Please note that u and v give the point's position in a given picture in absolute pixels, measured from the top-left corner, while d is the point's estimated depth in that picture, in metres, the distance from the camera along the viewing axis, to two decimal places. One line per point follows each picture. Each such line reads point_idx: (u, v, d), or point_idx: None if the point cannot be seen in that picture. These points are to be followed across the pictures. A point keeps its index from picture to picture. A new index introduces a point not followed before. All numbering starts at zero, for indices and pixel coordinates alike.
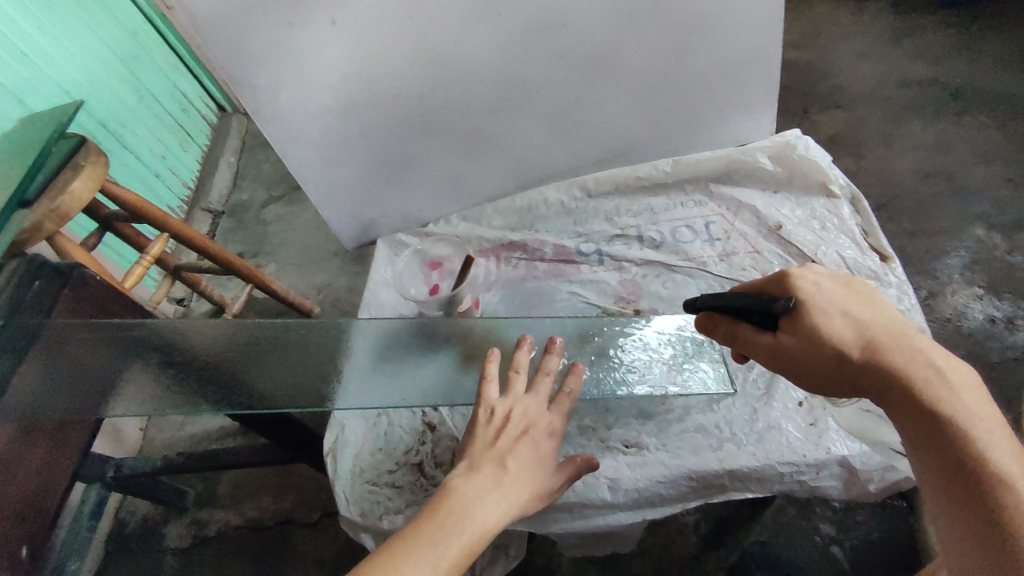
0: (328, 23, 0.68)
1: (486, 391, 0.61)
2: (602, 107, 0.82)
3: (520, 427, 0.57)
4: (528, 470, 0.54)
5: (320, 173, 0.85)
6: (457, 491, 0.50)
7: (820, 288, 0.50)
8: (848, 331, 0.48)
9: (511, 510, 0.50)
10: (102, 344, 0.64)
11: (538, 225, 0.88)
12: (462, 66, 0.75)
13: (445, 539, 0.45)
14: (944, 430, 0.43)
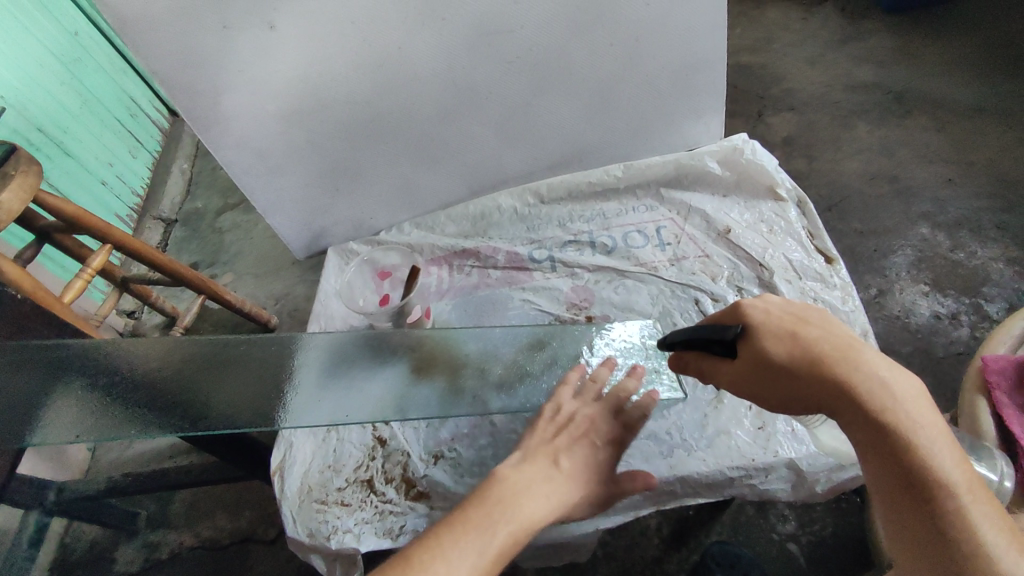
0: (266, 27, 0.66)
1: (560, 392, 0.62)
2: (553, 113, 0.81)
3: (582, 429, 0.58)
4: (582, 471, 0.55)
5: (265, 182, 0.82)
6: (507, 481, 0.49)
7: (768, 310, 0.49)
8: (793, 350, 0.46)
9: (557, 506, 0.50)
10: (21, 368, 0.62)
11: (491, 231, 0.87)
12: (409, 71, 0.74)
13: (491, 527, 0.43)
14: (894, 447, 0.41)
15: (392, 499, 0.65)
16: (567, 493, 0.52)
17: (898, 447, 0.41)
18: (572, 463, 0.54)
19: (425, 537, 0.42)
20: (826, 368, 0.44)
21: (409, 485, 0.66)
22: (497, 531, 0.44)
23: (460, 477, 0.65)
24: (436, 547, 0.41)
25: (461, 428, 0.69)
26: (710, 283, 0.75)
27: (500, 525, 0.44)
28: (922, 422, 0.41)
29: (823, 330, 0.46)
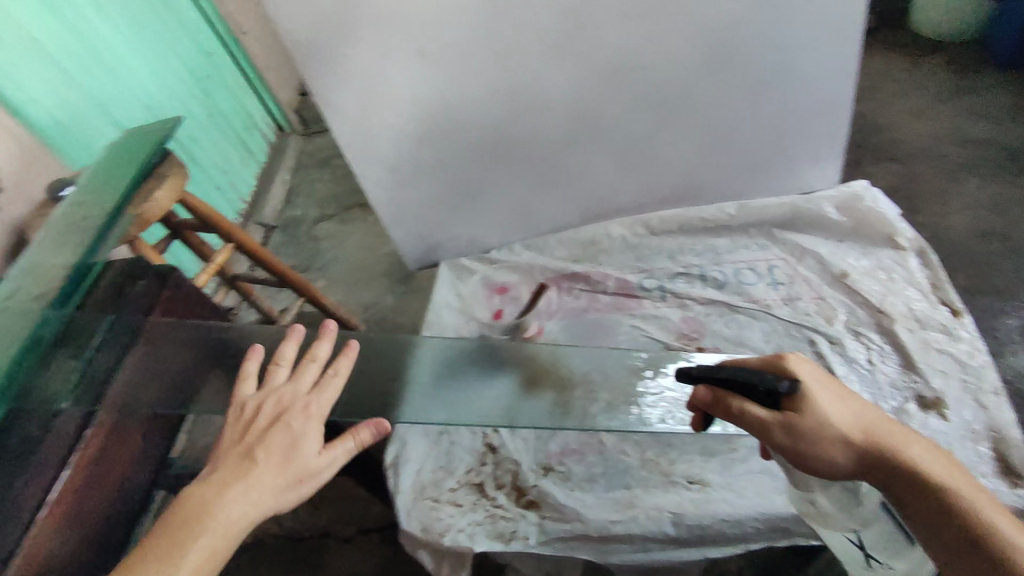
0: (416, 53, 0.72)
1: (240, 389, 0.62)
2: (671, 149, 0.85)
3: (274, 413, 0.58)
4: (281, 454, 0.55)
5: (393, 195, 0.88)
6: (201, 486, 0.52)
7: (814, 372, 0.53)
8: (846, 414, 0.51)
9: (259, 502, 0.52)
10: (189, 344, 0.67)
11: (600, 258, 0.90)
12: (542, 101, 0.78)
13: (179, 545, 0.48)
14: (952, 504, 0.46)
15: (502, 504, 0.68)
16: (260, 481, 0.53)
17: (959, 503, 0.46)
18: (265, 453, 0.55)
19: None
20: (877, 436, 0.50)
21: (519, 493, 0.69)
22: (187, 557, 0.47)
23: (570, 491, 0.67)
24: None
25: (570, 443, 0.71)
26: (825, 325, 0.75)
27: (188, 547, 0.48)
28: (966, 480, 0.48)
29: (861, 402, 0.53)
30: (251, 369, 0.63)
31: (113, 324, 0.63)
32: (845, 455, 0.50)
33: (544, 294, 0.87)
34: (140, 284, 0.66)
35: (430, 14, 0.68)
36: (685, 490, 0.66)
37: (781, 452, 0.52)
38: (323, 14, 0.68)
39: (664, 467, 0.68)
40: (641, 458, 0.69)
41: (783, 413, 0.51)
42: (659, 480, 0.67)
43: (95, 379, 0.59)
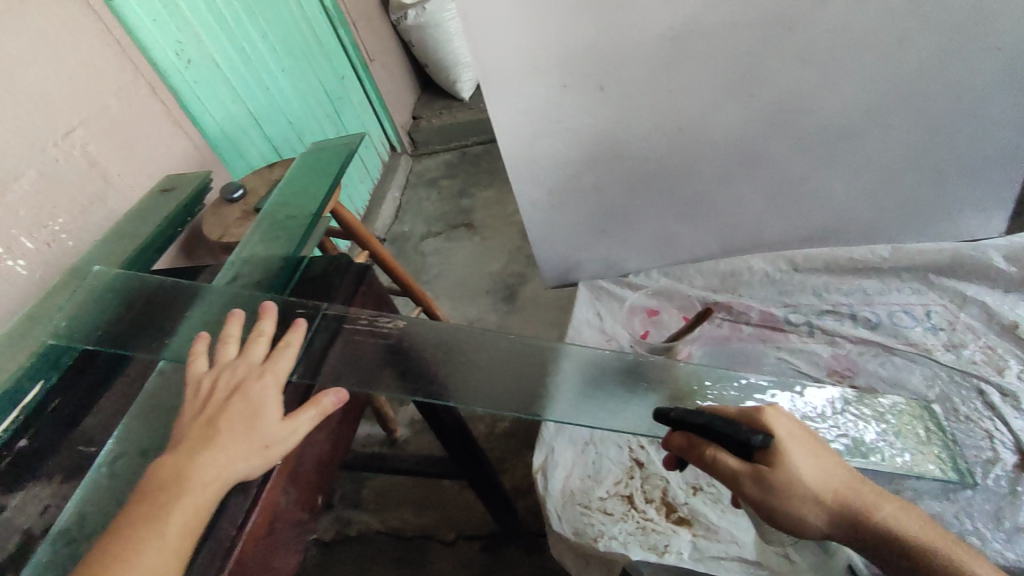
0: (596, 88, 0.78)
1: (193, 367, 0.58)
2: (825, 188, 0.86)
3: (230, 385, 0.55)
4: (244, 421, 0.51)
5: (545, 216, 0.95)
6: (165, 463, 0.49)
7: (789, 426, 0.52)
8: (817, 473, 0.51)
9: (234, 470, 0.49)
10: (371, 333, 0.70)
11: (741, 289, 0.93)
12: (705, 137, 0.82)
13: (160, 528, 0.45)
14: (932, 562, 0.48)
15: (653, 518, 0.70)
16: (236, 446, 0.50)
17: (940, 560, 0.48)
18: (230, 423, 0.51)
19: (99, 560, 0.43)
20: (849, 497, 0.51)
21: (669, 509, 0.71)
22: (166, 525, 0.45)
23: (722, 512, 0.69)
24: (115, 573, 0.43)
25: None
26: (996, 375, 0.74)
27: (172, 511, 0.46)
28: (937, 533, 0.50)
29: (831, 459, 0.53)
30: (233, 332, 0.61)
31: (327, 309, 0.70)
32: (819, 515, 0.50)
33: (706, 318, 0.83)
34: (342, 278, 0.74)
35: (617, 50, 0.74)
36: None
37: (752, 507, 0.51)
38: (516, 48, 0.74)
39: None
40: None
41: (761, 470, 0.49)
42: None
43: (314, 351, 0.66)
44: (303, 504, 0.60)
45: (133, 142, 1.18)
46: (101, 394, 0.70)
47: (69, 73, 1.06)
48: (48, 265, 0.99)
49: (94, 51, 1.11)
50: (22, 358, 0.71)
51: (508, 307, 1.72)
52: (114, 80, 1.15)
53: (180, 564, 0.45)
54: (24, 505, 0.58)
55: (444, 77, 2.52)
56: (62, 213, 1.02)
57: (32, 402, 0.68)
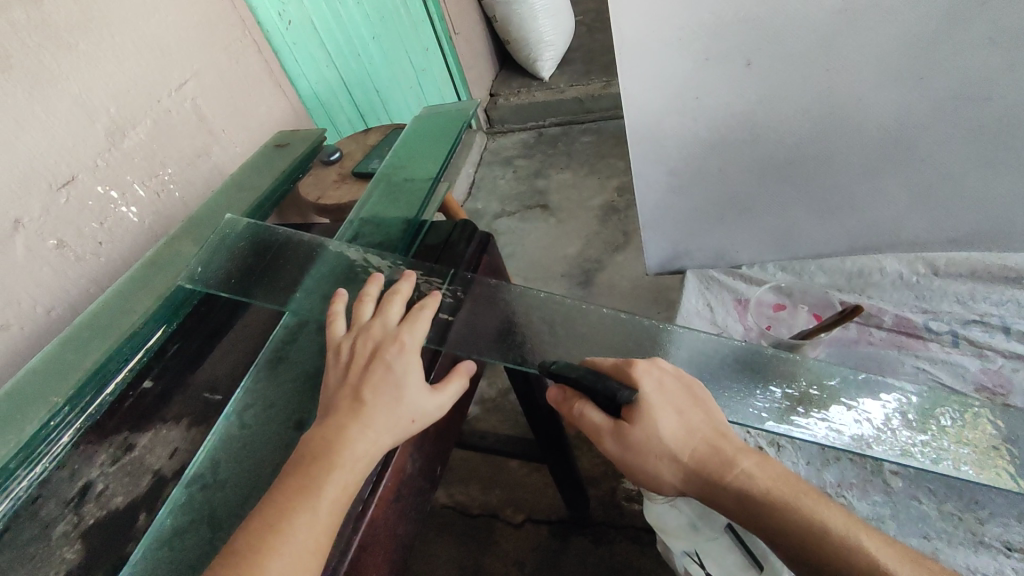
0: (743, 63, 0.72)
1: (332, 328, 0.58)
2: (981, 187, 0.80)
3: (370, 350, 0.54)
4: (389, 392, 0.51)
5: (661, 198, 0.91)
6: (317, 431, 0.49)
7: (658, 381, 0.53)
8: (679, 429, 0.51)
9: (378, 442, 0.48)
10: (488, 303, 0.68)
11: (870, 290, 0.88)
12: (854, 125, 0.76)
13: (313, 500, 0.44)
14: (778, 516, 0.47)
15: None
16: (383, 420, 0.49)
17: (789, 517, 0.47)
18: (373, 391, 0.51)
19: (261, 522, 0.43)
20: (707, 455, 0.51)
21: None
22: (319, 495, 0.45)
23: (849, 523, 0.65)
24: (275, 544, 0.42)
25: (848, 477, 0.71)
26: None
27: (325, 482, 0.45)
28: (792, 489, 0.49)
29: (700, 415, 0.53)
30: (372, 292, 0.61)
31: (454, 276, 0.69)
32: (674, 471, 0.51)
33: (848, 319, 0.77)
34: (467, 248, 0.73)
35: (775, 23, 0.68)
36: (1001, 555, 0.62)
37: (615, 462, 0.52)
38: (664, 17, 0.69)
39: (971, 524, 0.65)
40: (940, 509, 0.67)
41: (616, 422, 0.51)
42: (967, 537, 0.64)
43: (441, 321, 0.64)
44: (425, 473, 0.59)
45: (239, 100, 1.17)
46: (219, 342, 0.69)
47: (187, 24, 1.05)
48: (157, 214, 0.97)
49: (209, 4, 1.10)
50: (147, 302, 0.69)
51: (584, 292, 1.67)
52: (226, 35, 1.14)
53: (330, 538, 0.44)
54: (153, 446, 0.58)
55: (525, 56, 2.46)
56: (172, 162, 1.00)
57: (155, 345, 0.69)
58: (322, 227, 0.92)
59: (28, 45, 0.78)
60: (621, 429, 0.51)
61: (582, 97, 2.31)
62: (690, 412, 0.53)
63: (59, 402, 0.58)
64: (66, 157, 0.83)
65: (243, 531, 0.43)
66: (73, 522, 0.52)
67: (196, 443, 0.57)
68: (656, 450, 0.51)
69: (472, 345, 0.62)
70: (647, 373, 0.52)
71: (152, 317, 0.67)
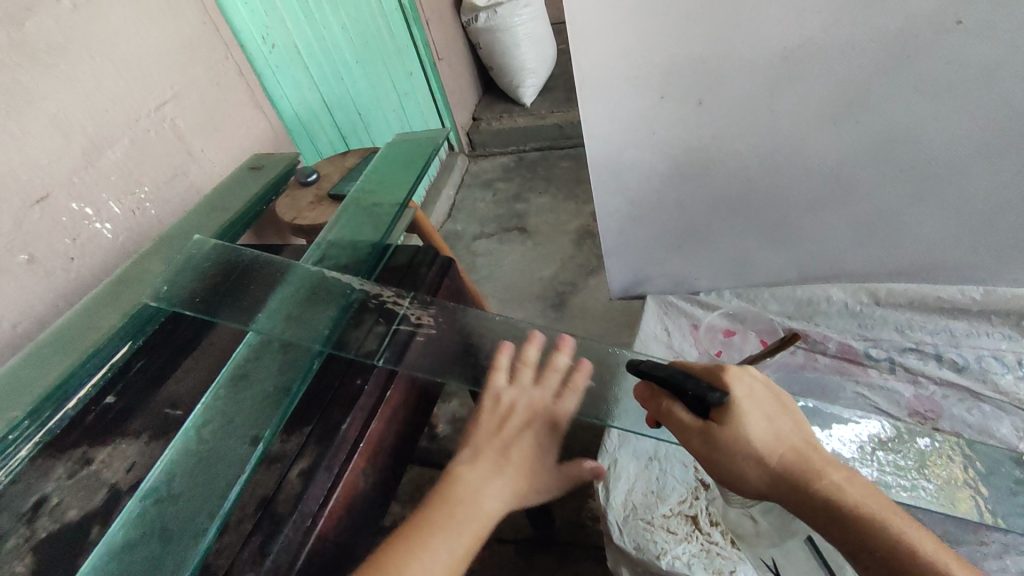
0: (695, 104, 0.77)
1: (492, 376, 0.65)
2: (921, 225, 0.85)
3: (524, 415, 0.62)
4: (534, 461, 0.60)
5: (624, 227, 0.95)
6: (461, 474, 0.57)
7: (750, 387, 0.53)
8: (770, 435, 0.50)
9: (511, 499, 0.57)
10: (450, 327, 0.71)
11: (817, 318, 0.95)
12: (802, 163, 0.81)
13: (452, 532, 0.52)
14: (866, 527, 0.46)
15: (718, 543, 0.71)
16: (522, 483, 0.58)
17: (879, 532, 0.46)
18: (517, 452, 0.59)
19: (404, 548, 0.51)
20: (798, 462, 0.50)
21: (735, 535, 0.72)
22: (459, 537, 0.52)
23: None
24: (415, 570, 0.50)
25: None
26: None
27: (463, 526, 0.53)
28: (881, 505, 0.47)
29: (790, 424, 0.52)
30: (532, 357, 0.68)
31: (414, 297, 0.73)
32: (762, 474, 0.50)
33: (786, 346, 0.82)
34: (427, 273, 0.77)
35: (724, 67, 0.72)
36: None
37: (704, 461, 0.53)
38: (619, 58, 0.74)
39: None
40: None
41: (706, 423, 0.50)
42: None
43: (399, 338, 0.67)
44: (377, 489, 0.61)
45: (219, 120, 1.19)
46: (182, 359, 0.71)
47: (168, 47, 1.08)
48: (131, 231, 0.99)
49: (193, 29, 1.14)
50: (113, 320, 0.72)
51: (556, 315, 1.71)
52: (207, 59, 1.17)
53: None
54: (111, 460, 0.60)
55: (507, 82, 2.52)
56: (149, 181, 1.02)
57: (121, 359, 0.70)
58: (294, 248, 0.95)
59: (5, 64, 0.80)
60: (711, 429, 0.51)
61: (562, 124, 2.38)
62: (780, 422, 0.52)
63: (18, 416, 0.61)
64: (39, 174, 0.85)
65: (397, 544, 0.51)
66: (25, 536, 0.53)
67: (154, 457, 0.59)
68: (747, 453, 0.50)
69: (427, 368, 0.65)
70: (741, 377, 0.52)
71: (115, 334, 0.70)
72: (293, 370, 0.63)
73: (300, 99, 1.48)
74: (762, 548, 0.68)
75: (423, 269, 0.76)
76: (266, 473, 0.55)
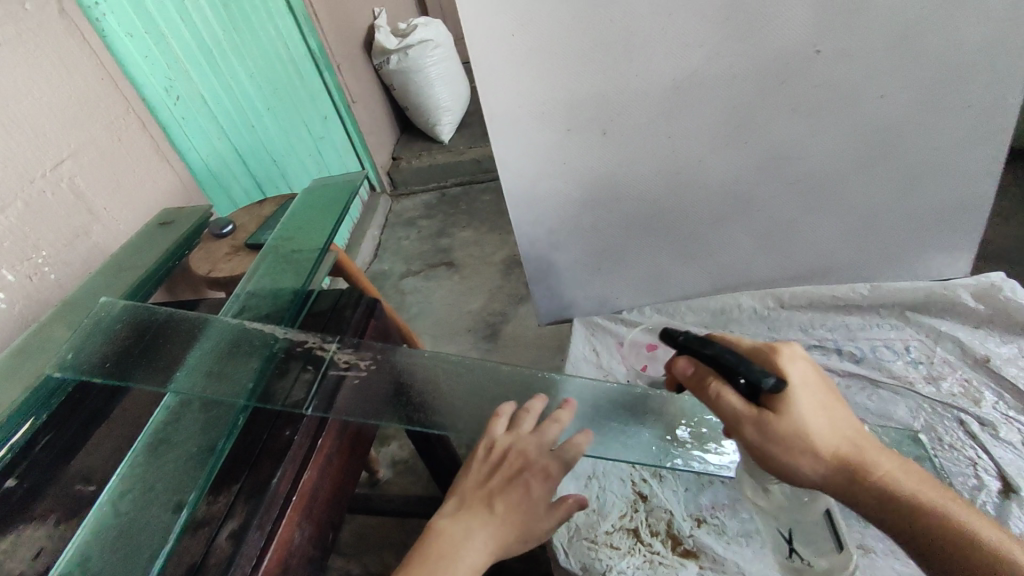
0: (599, 133, 0.82)
1: (494, 425, 0.62)
2: (811, 231, 0.94)
3: (519, 462, 0.58)
4: (520, 511, 0.56)
5: (546, 254, 0.99)
6: (445, 531, 0.54)
7: (803, 373, 0.54)
8: (826, 426, 0.52)
9: (493, 553, 0.53)
10: (383, 367, 0.70)
11: (731, 325, 1.01)
12: (702, 183, 0.87)
13: None
14: (921, 515, 0.50)
15: (659, 551, 0.72)
16: (507, 536, 0.54)
17: (934, 520, 0.49)
18: (507, 503, 0.56)
19: None
20: (852, 451, 0.52)
21: (675, 541, 0.73)
22: None
23: (726, 545, 0.71)
24: None
25: (720, 499, 0.76)
26: (974, 407, 0.83)
27: None
28: (934, 492, 0.51)
29: (840, 411, 0.54)
30: (534, 409, 0.64)
31: (341, 341, 0.72)
32: (817, 462, 0.52)
33: None
34: (355, 315, 0.77)
35: (622, 98, 0.78)
36: None
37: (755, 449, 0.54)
38: (524, 95, 0.78)
39: None
40: None
41: (760, 414, 0.52)
42: None
43: (326, 383, 0.66)
44: (316, 542, 0.59)
45: (123, 176, 1.15)
46: (94, 428, 0.67)
47: (63, 103, 1.03)
48: (29, 299, 0.92)
49: (90, 84, 1.09)
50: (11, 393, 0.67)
51: (490, 346, 1.72)
52: (107, 114, 1.13)
53: None
54: (16, 547, 0.55)
55: (424, 121, 2.56)
56: (46, 245, 0.97)
57: (22, 438, 0.65)
58: (210, 302, 0.91)
59: None
60: (766, 420, 0.52)
61: (481, 159, 2.43)
62: (831, 408, 0.54)
63: None
64: None
65: None
66: None
67: (66, 538, 0.55)
68: (803, 441, 0.52)
69: (362, 411, 0.65)
70: (796, 364, 0.53)
71: (14, 410, 0.65)
72: (218, 426, 0.60)
73: (211, 148, 1.44)
74: (778, 519, 0.65)
75: (349, 310, 0.76)
76: (193, 540, 0.52)
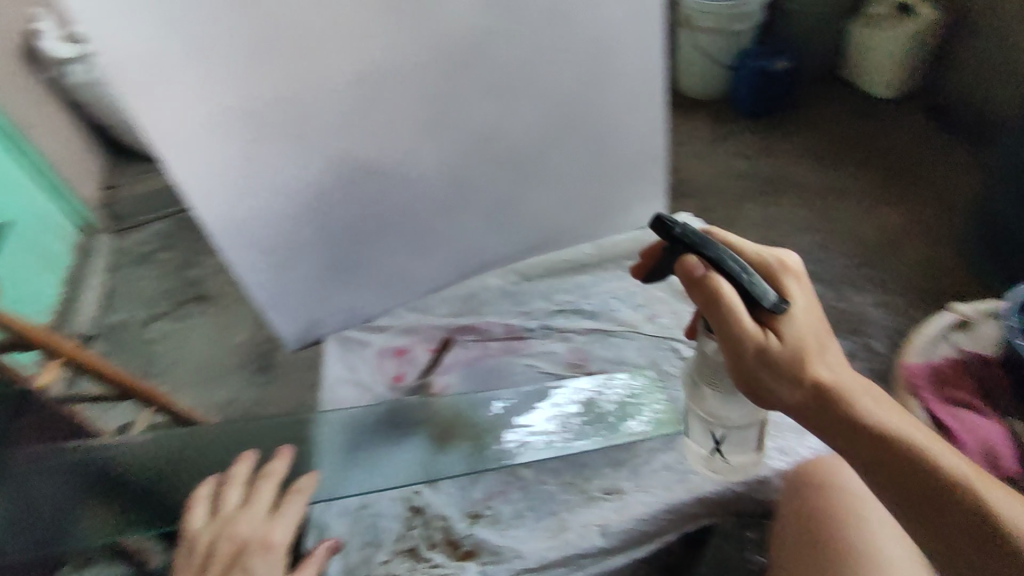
0: (288, 136, 0.74)
1: (194, 515, 0.70)
2: (533, 202, 0.97)
3: (233, 542, 0.65)
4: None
5: (270, 276, 0.88)
6: None
7: (810, 306, 0.58)
8: (825, 359, 0.56)
9: None
10: None
11: (483, 307, 1.01)
12: (417, 171, 0.84)
13: None
14: (902, 447, 0.52)
15: (440, 562, 0.73)
16: None
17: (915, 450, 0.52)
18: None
19: None
20: (840, 386, 0.55)
21: (455, 546, 0.74)
22: None
23: (501, 532, 0.74)
24: None
25: (492, 487, 0.78)
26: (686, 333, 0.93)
27: None
28: (926, 434, 0.53)
29: (836, 350, 0.57)
30: (267, 471, 0.75)
31: None
32: (801, 391, 0.55)
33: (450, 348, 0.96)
34: None
35: (301, 94, 0.71)
36: (602, 502, 0.76)
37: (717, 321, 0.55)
38: (182, 104, 0.66)
39: (581, 485, 0.77)
40: (560, 483, 0.78)
41: (761, 334, 0.55)
42: (579, 499, 0.76)
43: None
44: None
45: None
46: None
47: None
48: None
49: None
50: None
51: (263, 379, 1.54)
52: None
53: None
54: None
55: None
56: None
57: None
58: None
59: None
60: (771, 341, 0.55)
61: None
62: (829, 346, 0.57)
63: None
64: None
65: None
66: None
67: None
68: (794, 368, 0.55)
69: None
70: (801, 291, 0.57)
71: None
72: None
73: None
74: None
75: None
76: None
